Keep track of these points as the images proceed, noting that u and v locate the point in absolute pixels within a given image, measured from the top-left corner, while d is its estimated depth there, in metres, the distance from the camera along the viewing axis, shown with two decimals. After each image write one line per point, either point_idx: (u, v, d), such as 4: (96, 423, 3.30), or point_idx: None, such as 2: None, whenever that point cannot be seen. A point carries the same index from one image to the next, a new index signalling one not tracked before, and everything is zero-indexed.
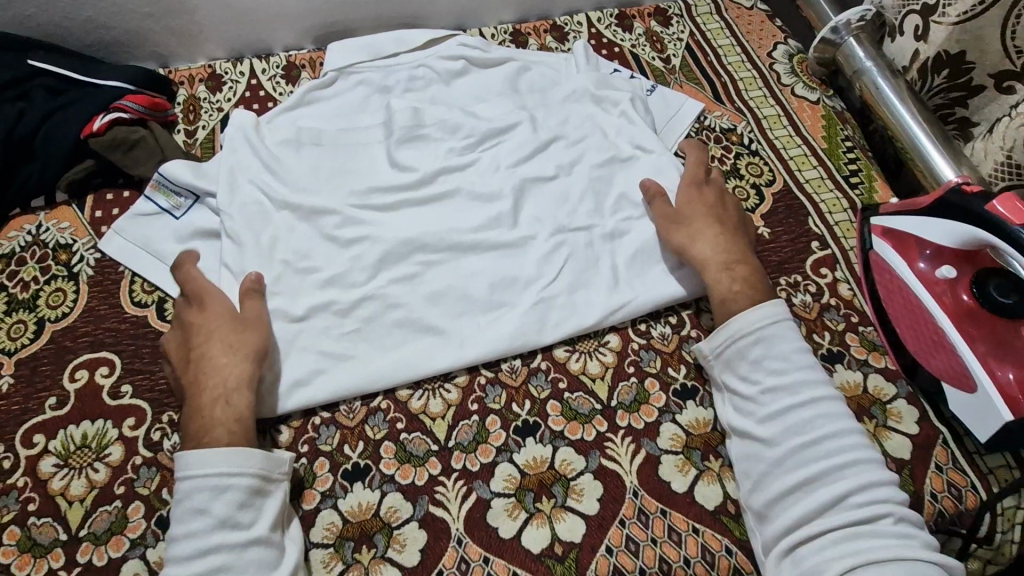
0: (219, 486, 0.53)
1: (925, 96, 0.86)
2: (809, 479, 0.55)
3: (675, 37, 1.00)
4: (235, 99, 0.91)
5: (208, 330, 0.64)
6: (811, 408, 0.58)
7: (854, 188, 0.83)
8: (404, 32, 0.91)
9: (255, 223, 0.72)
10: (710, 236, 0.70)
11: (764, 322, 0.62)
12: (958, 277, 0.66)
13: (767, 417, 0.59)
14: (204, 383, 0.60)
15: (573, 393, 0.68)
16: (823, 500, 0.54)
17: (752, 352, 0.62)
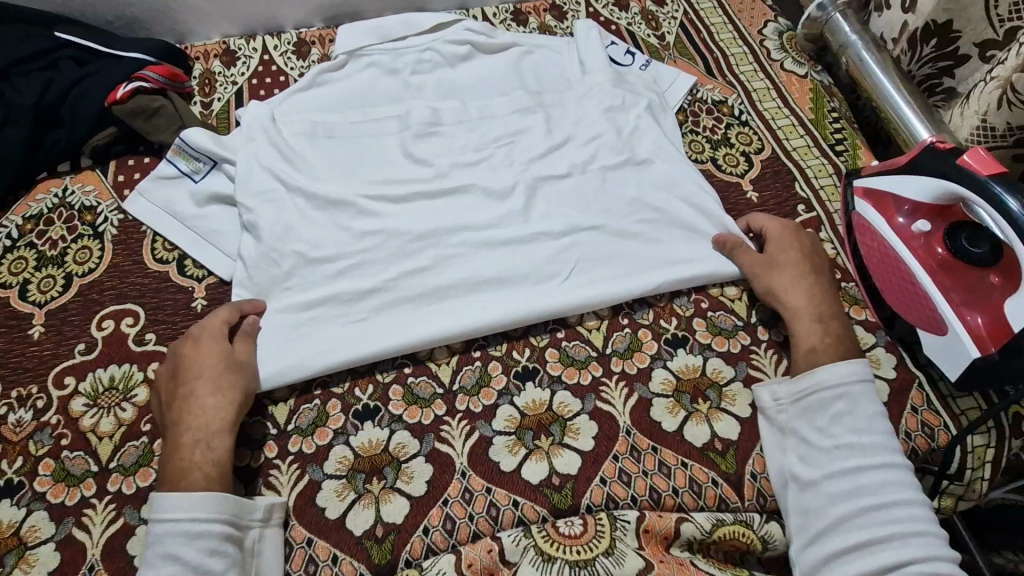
0: (194, 531, 0.54)
1: (913, 68, 0.90)
2: (869, 541, 0.54)
3: (670, 15, 1.04)
4: (248, 73, 0.96)
5: (194, 375, 0.62)
6: (883, 472, 0.57)
7: (839, 155, 0.87)
8: (412, 17, 0.94)
9: (268, 207, 0.75)
10: (805, 286, 0.69)
11: (849, 382, 0.61)
12: (932, 230, 0.69)
13: (833, 473, 0.57)
14: (187, 431, 0.59)
15: (571, 342, 0.72)
16: (880, 564, 0.53)
17: (831, 411, 0.60)
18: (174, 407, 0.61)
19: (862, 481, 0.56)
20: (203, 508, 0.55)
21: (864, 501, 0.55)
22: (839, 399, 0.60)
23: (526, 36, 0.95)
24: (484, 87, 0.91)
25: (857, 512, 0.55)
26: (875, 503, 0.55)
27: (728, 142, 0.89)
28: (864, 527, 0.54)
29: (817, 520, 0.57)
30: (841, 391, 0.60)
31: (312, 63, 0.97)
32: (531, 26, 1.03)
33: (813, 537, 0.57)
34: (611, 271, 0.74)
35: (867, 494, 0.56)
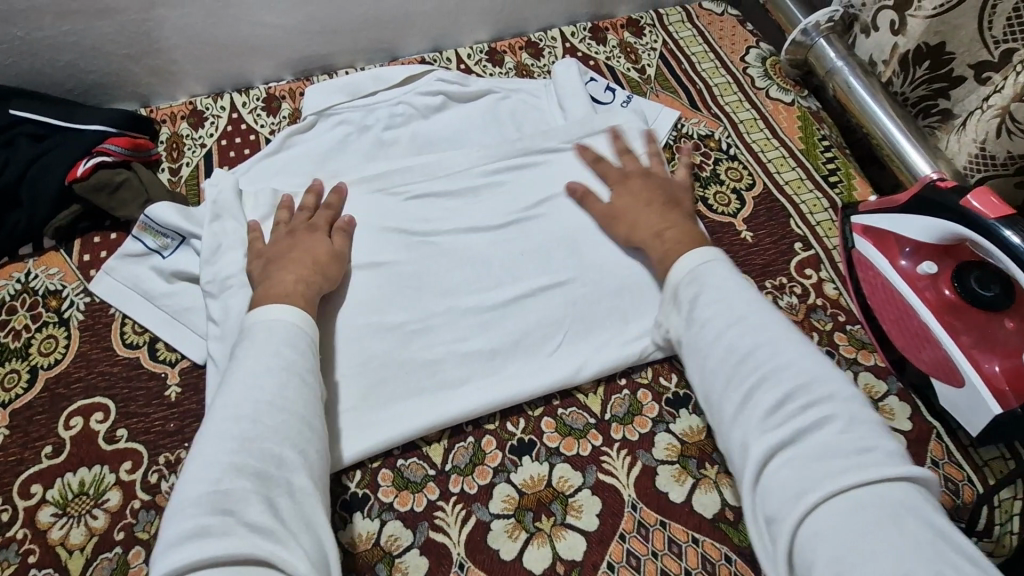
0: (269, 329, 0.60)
1: (905, 90, 0.86)
2: (753, 389, 0.56)
3: (649, 46, 1.02)
4: (217, 134, 0.92)
5: (311, 248, 0.72)
6: (736, 329, 0.59)
7: (834, 187, 0.84)
8: (383, 70, 0.93)
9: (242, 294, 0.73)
10: (652, 209, 0.75)
11: (690, 267, 0.65)
12: (939, 271, 0.67)
13: (712, 343, 0.60)
14: (286, 268, 0.68)
15: (567, 409, 0.69)
16: (768, 408, 0.54)
17: (689, 290, 0.64)
18: (273, 264, 0.70)
19: (749, 347, 0.58)
20: (286, 332, 0.60)
21: (757, 364, 0.57)
22: (689, 282, 0.65)
23: (501, 82, 0.95)
24: (464, 136, 0.91)
25: (755, 378, 0.56)
26: (773, 366, 0.56)
27: (718, 179, 0.85)
28: (767, 390, 0.55)
29: (722, 394, 0.58)
30: (693, 272, 0.65)
31: (283, 119, 0.94)
32: (508, 65, 1.00)
33: (728, 411, 0.57)
34: (601, 330, 0.72)
35: (745, 351, 0.58)
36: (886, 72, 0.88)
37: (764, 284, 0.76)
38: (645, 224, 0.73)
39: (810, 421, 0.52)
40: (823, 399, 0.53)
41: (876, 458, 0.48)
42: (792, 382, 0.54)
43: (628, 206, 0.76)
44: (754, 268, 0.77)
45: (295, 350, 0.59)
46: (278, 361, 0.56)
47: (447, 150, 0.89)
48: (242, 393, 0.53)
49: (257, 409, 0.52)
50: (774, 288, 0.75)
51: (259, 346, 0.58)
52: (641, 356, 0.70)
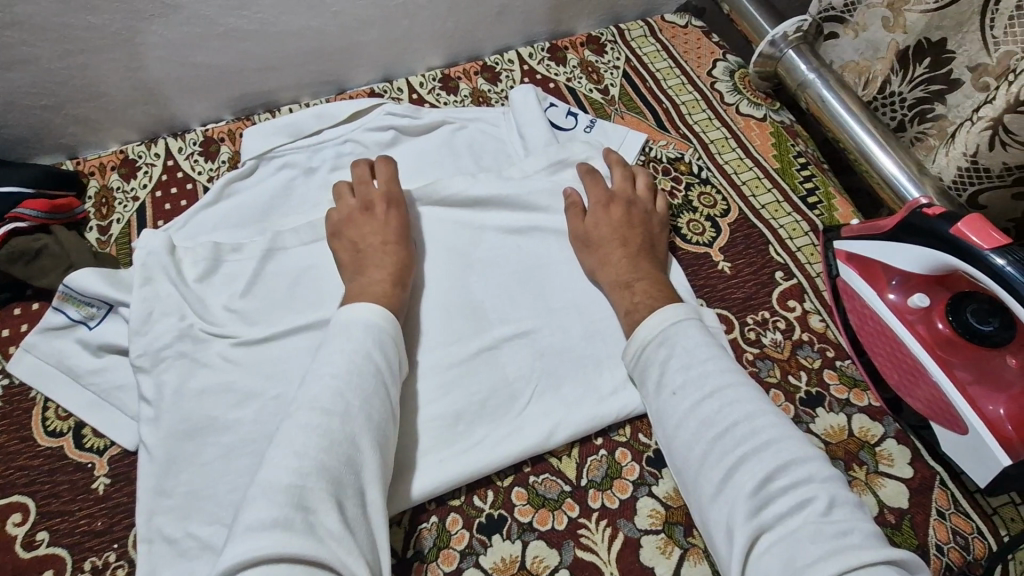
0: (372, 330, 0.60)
1: (903, 90, 0.79)
2: (732, 469, 0.52)
3: (611, 64, 0.96)
4: (151, 185, 0.85)
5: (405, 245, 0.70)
6: (711, 400, 0.56)
7: (813, 209, 0.79)
8: (326, 107, 0.87)
9: (183, 369, 0.67)
10: (622, 242, 0.71)
11: (661, 326, 0.61)
12: (932, 304, 0.62)
13: (687, 416, 0.56)
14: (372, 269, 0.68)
15: (539, 476, 0.63)
16: (750, 491, 0.50)
17: (662, 352, 0.60)
18: (362, 257, 0.70)
19: (724, 420, 0.54)
20: (372, 334, 0.60)
21: (732, 440, 0.53)
22: (660, 343, 0.61)
23: (456, 111, 0.89)
24: (417, 173, 0.85)
25: (729, 455, 0.53)
26: (747, 441, 0.53)
27: (691, 206, 0.80)
28: (743, 467, 0.51)
29: (696, 469, 0.55)
30: (661, 331, 0.61)
31: (222, 164, 0.87)
32: (463, 92, 0.94)
33: (702, 488, 0.54)
34: (571, 384, 0.66)
35: (720, 423, 0.54)
36: (881, 73, 0.82)
37: (746, 320, 0.70)
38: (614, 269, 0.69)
39: (793, 502, 0.48)
40: (802, 478, 0.50)
41: (856, 542, 0.45)
42: (767, 459, 0.51)
43: (604, 238, 0.71)
44: (734, 302, 0.72)
45: (380, 351, 0.59)
46: (364, 360, 0.57)
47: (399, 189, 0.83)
48: (328, 387, 0.54)
49: (343, 407, 0.54)
50: (756, 324, 0.70)
51: (339, 343, 0.58)
52: (618, 413, 0.64)
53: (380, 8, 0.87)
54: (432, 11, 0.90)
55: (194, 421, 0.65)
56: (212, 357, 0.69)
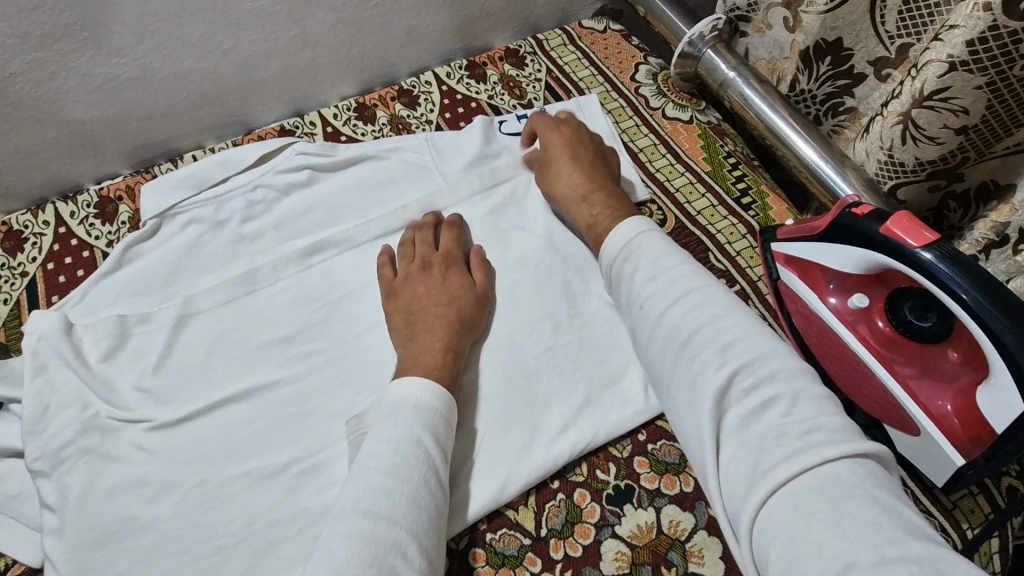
0: (422, 412, 0.57)
1: (812, 87, 0.80)
2: (700, 371, 0.49)
3: (533, 77, 0.93)
4: (42, 257, 0.77)
5: (454, 294, 0.68)
6: (683, 303, 0.54)
7: (748, 210, 0.78)
8: (230, 153, 0.80)
9: (89, 468, 0.60)
10: (570, 175, 0.73)
11: (625, 242, 0.61)
12: (871, 303, 0.61)
13: (658, 314, 0.54)
14: (431, 333, 0.64)
15: (496, 532, 0.59)
16: (714, 394, 0.47)
17: (626, 267, 0.59)
18: (412, 325, 0.66)
19: (688, 325, 0.52)
20: (433, 411, 0.57)
21: (703, 341, 0.50)
22: (624, 259, 0.60)
23: (376, 142, 0.84)
24: (340, 215, 0.79)
25: (697, 363, 0.50)
26: (715, 342, 0.50)
27: None
28: (707, 372, 0.49)
29: (665, 379, 0.53)
30: (625, 246, 0.60)
31: (122, 225, 0.80)
32: (381, 121, 0.89)
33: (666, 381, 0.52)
34: (519, 427, 0.62)
35: (681, 330, 0.52)
36: (791, 72, 0.81)
37: None
38: (581, 182, 0.72)
39: (757, 404, 0.46)
40: (764, 379, 0.47)
41: (822, 437, 0.44)
42: (740, 357, 0.49)
43: (556, 154, 0.75)
44: None
45: (434, 436, 0.56)
46: (417, 443, 0.54)
47: (322, 233, 0.78)
48: (372, 484, 0.51)
49: (389, 504, 0.50)
50: None
51: (390, 424, 0.55)
52: (573, 451, 0.61)
53: (276, 41, 0.81)
54: (335, 38, 0.85)
55: (107, 524, 0.58)
56: (122, 448, 0.62)
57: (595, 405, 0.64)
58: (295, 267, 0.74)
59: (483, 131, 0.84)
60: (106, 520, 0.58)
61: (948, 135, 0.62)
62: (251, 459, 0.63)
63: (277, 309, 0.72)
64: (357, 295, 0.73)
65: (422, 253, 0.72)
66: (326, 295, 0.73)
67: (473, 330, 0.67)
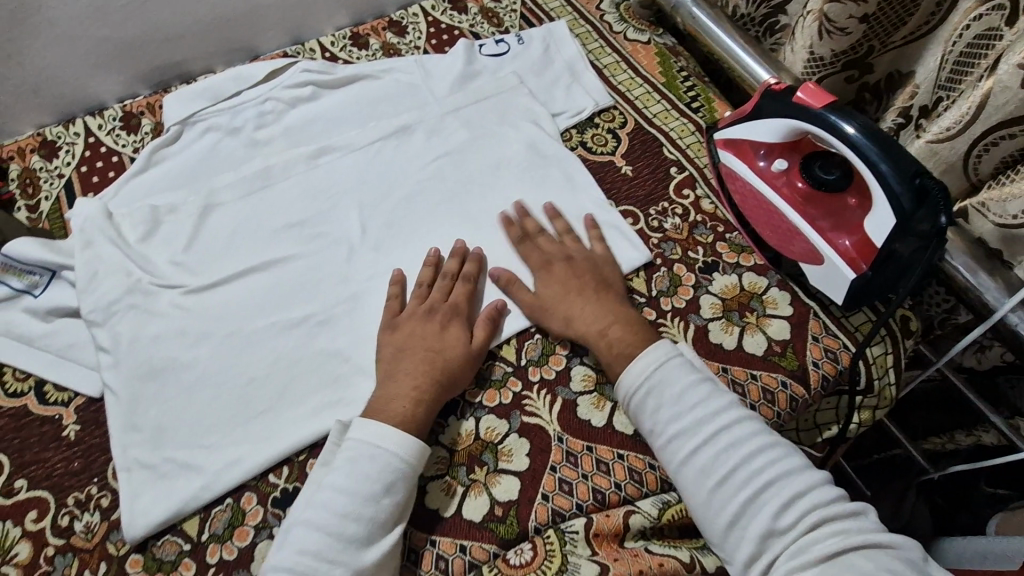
0: (377, 456, 0.58)
1: (750, 10, 0.92)
2: (741, 511, 0.54)
3: (509, 9, 1.03)
4: (75, 162, 0.86)
5: (445, 347, 0.67)
6: (708, 447, 0.57)
7: (697, 112, 0.90)
8: (242, 70, 0.90)
9: (136, 321, 0.71)
10: (591, 317, 0.68)
11: (646, 374, 0.62)
12: (790, 166, 0.73)
13: (689, 459, 0.58)
14: (405, 379, 0.64)
15: (484, 363, 0.71)
16: (760, 525, 0.53)
17: (648, 401, 0.61)
18: (396, 363, 0.66)
19: (722, 467, 0.56)
20: (393, 469, 0.58)
21: (742, 480, 0.55)
22: (647, 391, 0.61)
23: (372, 64, 0.93)
24: (341, 125, 0.89)
25: (737, 497, 0.55)
26: (754, 480, 0.55)
27: (593, 123, 0.89)
28: (753, 509, 0.54)
29: (702, 504, 0.57)
30: (644, 381, 0.61)
31: (145, 135, 0.89)
32: (373, 47, 0.98)
33: (715, 528, 0.56)
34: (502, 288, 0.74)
35: (716, 469, 0.56)
36: (731, 0, 0.93)
37: (648, 212, 0.81)
38: (583, 322, 0.68)
39: (801, 531, 0.52)
40: (805, 508, 0.52)
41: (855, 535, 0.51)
42: (777, 493, 0.53)
43: (557, 294, 0.70)
44: (637, 199, 0.82)
45: (388, 495, 0.57)
46: (364, 499, 0.56)
47: (326, 139, 0.88)
48: (318, 536, 0.55)
49: (342, 530, 0.55)
50: (658, 213, 0.80)
51: (345, 476, 0.57)
52: None
53: None
54: None
55: (156, 364, 0.69)
56: (164, 307, 0.73)
57: None
58: (304, 166, 0.84)
59: (468, 53, 0.94)
60: (154, 360, 0.69)
61: (853, 24, 0.73)
62: (273, 316, 0.73)
63: (288, 199, 0.82)
64: (357, 189, 0.83)
65: (432, 297, 0.71)
66: (330, 189, 0.83)
67: (453, 388, 0.66)
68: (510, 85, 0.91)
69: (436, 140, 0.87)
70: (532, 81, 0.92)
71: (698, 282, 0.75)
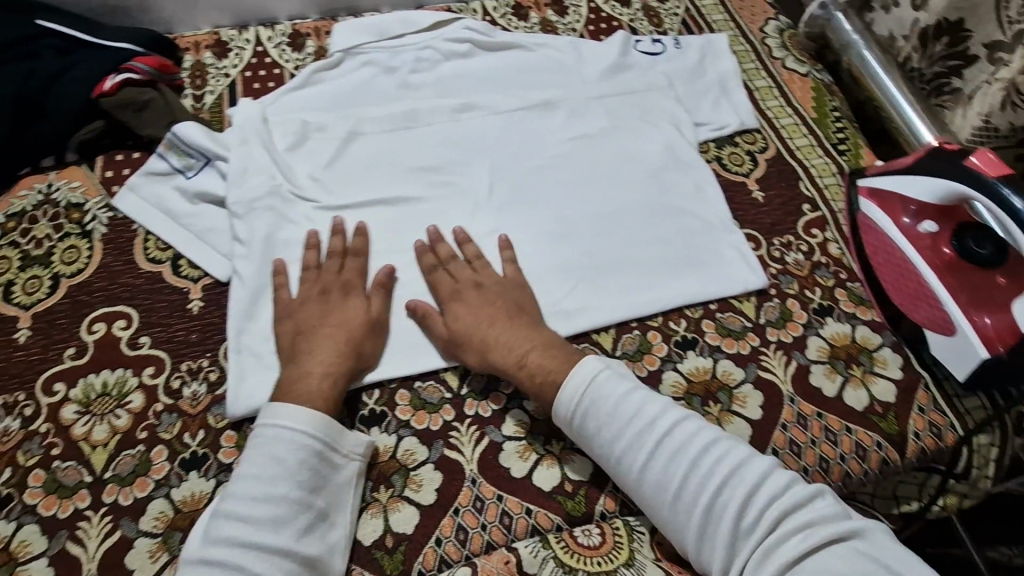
0: (286, 438, 0.57)
1: (923, 66, 0.89)
2: (707, 522, 0.53)
3: (672, 12, 1.03)
4: (241, 65, 0.91)
5: (345, 319, 0.67)
6: (660, 462, 0.56)
7: (842, 154, 0.88)
8: (409, 14, 0.94)
9: (271, 222, 0.75)
10: (496, 339, 0.67)
11: (581, 391, 0.61)
12: (939, 232, 0.71)
13: (647, 473, 0.57)
14: (318, 355, 0.64)
15: (579, 344, 0.72)
16: (727, 529, 0.52)
17: (589, 418, 0.60)
18: (296, 345, 0.66)
19: (676, 474, 0.56)
20: (304, 452, 0.57)
21: (698, 483, 0.55)
22: (586, 408, 0.60)
23: (530, 36, 0.95)
24: (486, 87, 0.91)
25: (699, 504, 0.54)
26: (710, 481, 0.54)
27: (733, 141, 0.88)
28: (716, 512, 0.53)
29: (668, 514, 0.56)
30: (581, 398, 0.61)
31: (308, 56, 0.93)
32: (532, 20, 1.00)
33: (689, 536, 0.55)
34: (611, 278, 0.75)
35: (674, 480, 0.56)
36: (905, 51, 0.92)
37: (772, 241, 0.79)
38: (505, 351, 0.66)
39: (766, 529, 0.51)
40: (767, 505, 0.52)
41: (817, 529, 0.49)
42: (738, 492, 0.53)
43: (470, 326, 0.68)
44: (763, 226, 0.80)
45: (295, 484, 0.55)
46: (282, 477, 0.55)
47: (471, 96, 0.90)
48: (235, 522, 0.53)
49: (224, 516, 0.54)
50: (781, 245, 0.79)
51: (257, 460, 0.56)
52: (656, 303, 0.73)
53: None
54: None
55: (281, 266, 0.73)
56: (298, 216, 0.77)
57: (680, 274, 0.75)
58: (446, 117, 0.87)
59: (625, 47, 0.95)
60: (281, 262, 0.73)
61: None
62: (391, 248, 0.76)
63: (425, 144, 0.85)
64: (491, 150, 0.85)
65: (327, 275, 0.71)
66: (467, 144, 0.85)
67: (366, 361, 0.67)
68: (659, 86, 0.91)
69: (575, 121, 0.88)
70: (681, 87, 0.92)
71: (810, 322, 0.73)
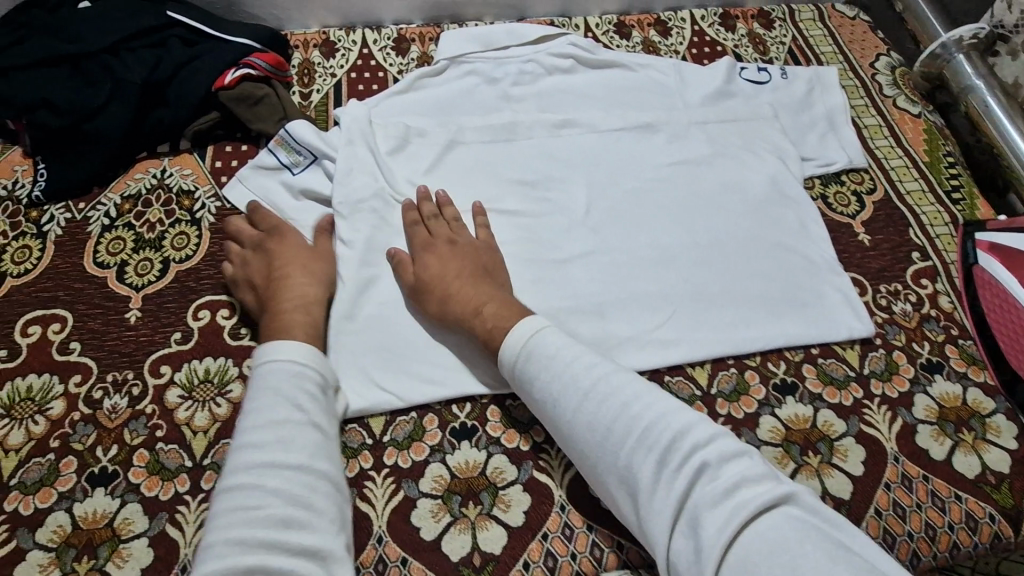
0: (286, 372, 0.58)
1: None
2: (632, 475, 0.51)
3: (778, 40, 1.01)
4: (347, 66, 0.93)
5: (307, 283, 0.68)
6: (587, 412, 0.55)
7: (956, 203, 0.84)
8: (517, 27, 0.94)
9: (373, 225, 0.76)
10: (452, 292, 0.68)
11: (524, 342, 0.60)
12: None
13: (578, 425, 0.55)
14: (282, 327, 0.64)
15: (673, 377, 0.70)
16: (649, 485, 0.50)
17: (526, 368, 0.59)
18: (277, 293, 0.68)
19: (603, 425, 0.54)
20: (297, 378, 0.58)
21: (624, 435, 0.52)
22: (525, 357, 0.60)
23: (633, 56, 0.94)
24: (587, 104, 0.90)
25: (621, 456, 0.52)
26: (633, 433, 0.52)
27: (839, 180, 0.85)
28: (637, 467, 0.51)
29: (598, 468, 0.54)
30: (524, 348, 0.60)
31: (411, 61, 0.95)
32: (635, 39, 0.99)
33: (619, 489, 0.52)
34: (709, 310, 0.73)
35: (602, 431, 0.54)
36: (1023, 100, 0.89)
37: (879, 288, 0.76)
38: (461, 299, 0.67)
39: (686, 487, 0.48)
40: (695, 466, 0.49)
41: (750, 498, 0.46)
42: (661, 447, 0.50)
43: (438, 275, 0.69)
44: (869, 271, 0.78)
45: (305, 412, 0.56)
46: (295, 405, 0.56)
47: (571, 112, 0.90)
48: (256, 449, 0.52)
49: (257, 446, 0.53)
50: (889, 293, 0.76)
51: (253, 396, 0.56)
52: (756, 341, 0.71)
53: None
54: None
55: (379, 269, 0.74)
56: (398, 220, 0.77)
57: (782, 315, 0.73)
58: (546, 132, 0.86)
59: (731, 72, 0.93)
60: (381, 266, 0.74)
61: None
62: None
63: (524, 158, 0.84)
64: (590, 168, 0.84)
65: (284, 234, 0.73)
66: (566, 161, 0.84)
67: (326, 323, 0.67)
68: (764, 116, 0.88)
69: (676, 145, 0.86)
70: (786, 118, 0.90)
71: (917, 378, 0.70)
